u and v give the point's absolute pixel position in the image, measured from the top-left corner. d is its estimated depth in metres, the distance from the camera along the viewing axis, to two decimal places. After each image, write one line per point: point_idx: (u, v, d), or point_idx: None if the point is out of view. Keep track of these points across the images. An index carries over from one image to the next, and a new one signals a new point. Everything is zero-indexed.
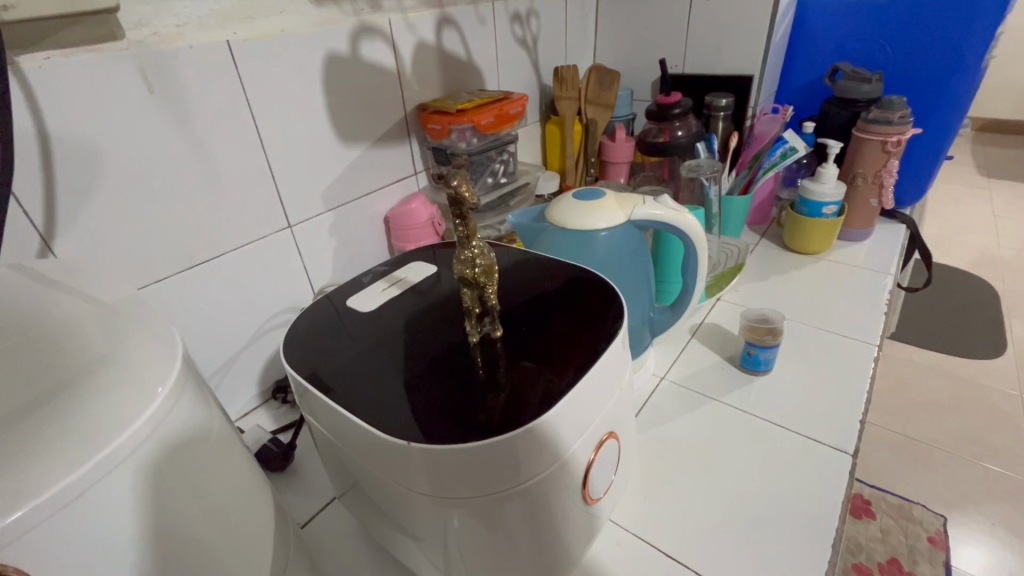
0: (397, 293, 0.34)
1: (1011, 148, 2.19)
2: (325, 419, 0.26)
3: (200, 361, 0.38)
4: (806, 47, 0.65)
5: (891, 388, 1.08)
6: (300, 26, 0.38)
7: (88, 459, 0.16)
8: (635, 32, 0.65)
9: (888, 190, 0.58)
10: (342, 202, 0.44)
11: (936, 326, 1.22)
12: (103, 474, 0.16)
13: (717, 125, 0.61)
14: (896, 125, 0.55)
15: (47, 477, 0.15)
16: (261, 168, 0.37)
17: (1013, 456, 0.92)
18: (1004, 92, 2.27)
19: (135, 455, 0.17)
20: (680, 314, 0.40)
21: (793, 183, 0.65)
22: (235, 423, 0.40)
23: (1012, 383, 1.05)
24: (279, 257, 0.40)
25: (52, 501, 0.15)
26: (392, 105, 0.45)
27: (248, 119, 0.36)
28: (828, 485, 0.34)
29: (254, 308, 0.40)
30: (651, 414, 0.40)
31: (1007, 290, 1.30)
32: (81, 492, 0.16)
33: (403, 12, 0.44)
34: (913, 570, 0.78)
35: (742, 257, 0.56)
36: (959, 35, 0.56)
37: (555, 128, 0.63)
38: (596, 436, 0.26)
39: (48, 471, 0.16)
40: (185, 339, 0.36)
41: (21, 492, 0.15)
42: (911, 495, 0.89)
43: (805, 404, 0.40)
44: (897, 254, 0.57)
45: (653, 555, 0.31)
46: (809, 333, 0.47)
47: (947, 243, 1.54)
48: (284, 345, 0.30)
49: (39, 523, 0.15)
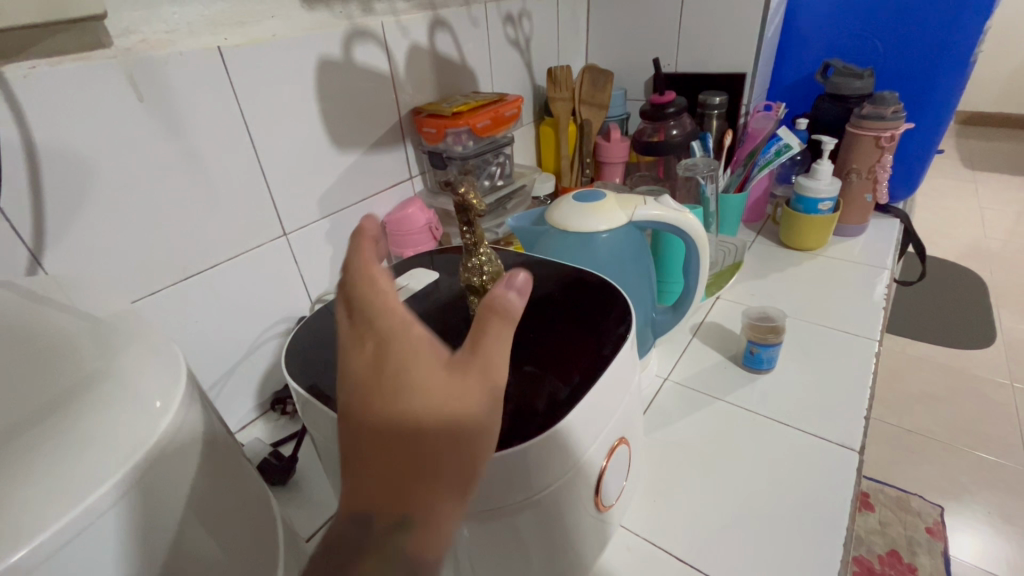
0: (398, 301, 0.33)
1: (996, 140, 2.22)
2: (328, 432, 0.26)
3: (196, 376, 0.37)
4: (797, 44, 0.65)
5: (886, 381, 1.09)
6: (292, 30, 0.37)
7: (103, 478, 0.15)
8: (627, 32, 0.65)
9: (882, 185, 0.58)
10: (338, 209, 0.43)
11: (929, 317, 1.23)
12: (121, 493, 0.16)
13: (711, 123, 0.61)
14: (889, 121, 0.55)
15: (62, 501, 0.15)
16: (255, 174, 0.37)
17: (1005, 444, 0.94)
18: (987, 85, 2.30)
19: (152, 471, 0.16)
20: (682, 314, 0.40)
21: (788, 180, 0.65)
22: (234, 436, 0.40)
23: (1004, 373, 1.06)
24: (275, 266, 0.40)
25: (72, 525, 0.14)
26: (386, 109, 0.44)
27: (240, 125, 0.35)
28: (836, 482, 0.34)
29: (251, 317, 0.39)
30: (655, 415, 0.40)
31: (997, 281, 1.32)
32: (99, 514, 0.15)
33: (396, 15, 0.43)
34: (913, 561, 0.79)
35: (739, 254, 0.56)
36: (949, 30, 0.56)
37: (549, 129, 0.62)
38: (608, 442, 0.26)
39: (61, 495, 0.15)
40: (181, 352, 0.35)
41: (32, 519, 0.14)
42: (908, 486, 0.90)
43: (809, 402, 0.40)
44: (892, 249, 0.57)
45: (664, 559, 0.31)
46: (810, 329, 0.47)
47: (937, 235, 1.55)
48: (285, 358, 0.29)
49: (64, 546, 0.14)
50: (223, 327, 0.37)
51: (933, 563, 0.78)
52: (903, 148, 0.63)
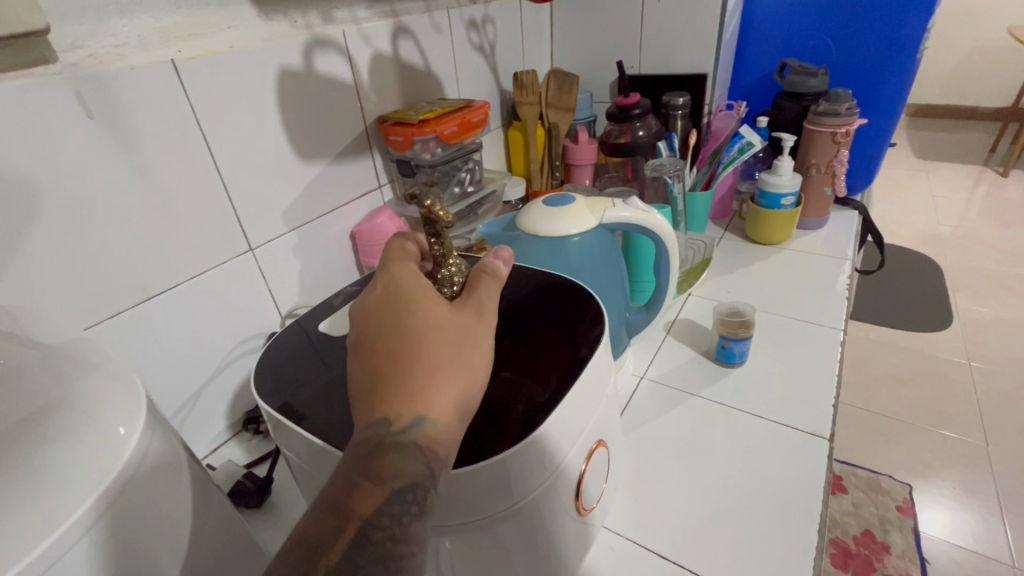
0: None
1: (944, 132, 2.33)
2: (302, 452, 0.25)
3: (161, 402, 0.35)
4: (755, 44, 0.67)
5: (854, 366, 1.12)
6: (250, 41, 0.36)
7: (62, 519, 0.15)
8: (590, 36, 0.66)
9: (840, 178, 0.60)
10: (305, 221, 0.42)
11: (891, 303, 1.28)
12: (81, 533, 0.16)
13: (676, 123, 0.62)
14: (844, 117, 0.58)
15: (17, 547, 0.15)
16: (216, 188, 0.35)
17: (964, 421, 0.99)
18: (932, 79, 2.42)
19: (109, 508, 0.16)
20: (656, 313, 0.41)
21: (751, 176, 0.67)
22: (205, 460, 0.38)
23: (960, 353, 1.12)
24: (242, 282, 0.39)
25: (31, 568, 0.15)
26: (352, 118, 0.44)
27: (199, 140, 0.34)
28: (810, 471, 0.35)
29: (219, 336, 0.38)
30: (633, 414, 0.40)
31: (950, 266, 1.39)
32: (56, 557, 0.15)
33: (357, 23, 0.43)
34: (885, 539, 0.81)
35: (708, 252, 0.57)
36: (896, 29, 0.59)
37: (518, 133, 0.62)
38: (587, 445, 0.26)
39: (18, 541, 0.15)
40: (146, 376, 0.34)
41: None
42: (879, 467, 0.93)
43: (782, 393, 0.41)
44: (851, 240, 0.60)
45: (648, 557, 0.31)
46: (779, 321, 0.49)
47: (894, 223, 1.62)
48: (255, 378, 0.28)
49: None
50: (189, 348, 0.36)
51: (904, 540, 0.81)
52: (858, 142, 0.65)
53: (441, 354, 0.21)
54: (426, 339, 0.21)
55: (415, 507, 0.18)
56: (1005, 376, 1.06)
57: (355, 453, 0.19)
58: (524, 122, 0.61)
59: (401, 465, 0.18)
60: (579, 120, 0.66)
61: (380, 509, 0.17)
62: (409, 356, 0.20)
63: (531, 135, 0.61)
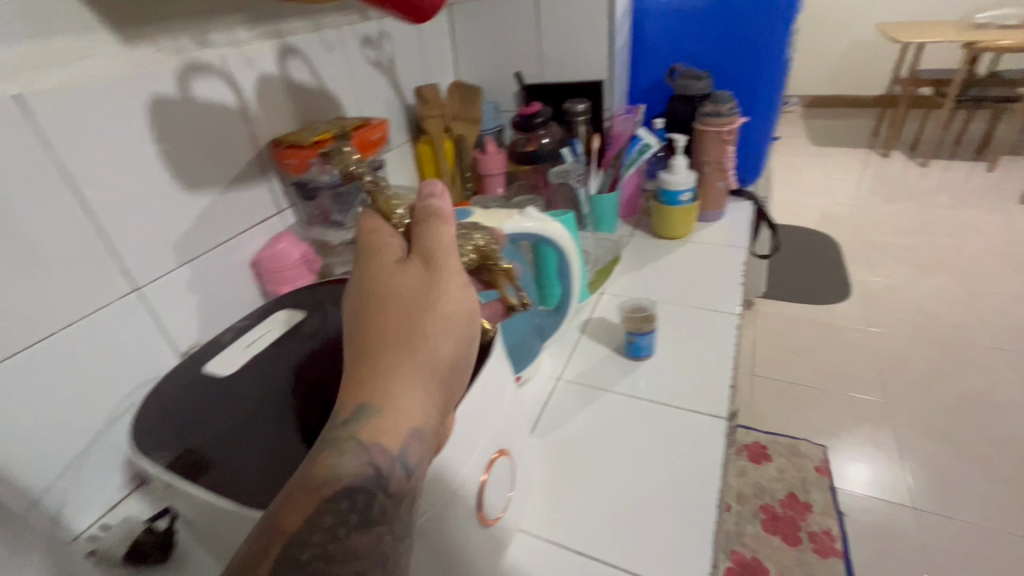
0: (262, 349, 0.33)
1: (831, 120, 2.57)
2: (193, 503, 0.25)
3: (41, 466, 0.32)
4: (647, 50, 0.71)
5: (771, 341, 1.21)
6: (114, 70, 0.34)
7: None
8: (489, 46, 0.67)
9: (729, 173, 0.65)
10: (197, 254, 0.40)
11: (797, 279, 1.39)
12: None
13: (580, 128, 0.64)
14: (726, 116, 0.62)
15: None
16: (85, 231, 0.33)
17: (868, 382, 1.09)
18: (817, 73, 2.67)
19: None
20: (564, 318, 0.42)
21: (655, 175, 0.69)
22: (102, 520, 0.36)
23: (859, 321, 1.24)
24: (129, 325, 0.36)
25: None
26: (241, 144, 0.42)
27: (60, 180, 0.31)
28: (710, 451, 0.37)
29: (104, 387, 0.35)
30: (550, 417, 0.42)
31: (845, 242, 1.53)
32: None
33: (238, 45, 0.41)
34: (807, 499, 0.88)
35: (616, 250, 0.63)
36: (765, 31, 0.64)
37: (427, 147, 0.62)
38: (486, 457, 0.27)
39: None
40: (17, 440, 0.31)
41: None
42: (797, 432, 1.00)
43: (684, 379, 0.43)
44: (746, 229, 0.65)
45: (566, 556, 0.32)
46: (682, 311, 0.52)
47: (796, 206, 1.76)
48: (134, 433, 0.27)
49: None
50: (83, 398, 0.34)
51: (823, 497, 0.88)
52: (745, 137, 0.71)
53: (399, 352, 0.20)
54: (387, 327, 0.21)
55: (354, 519, 0.18)
56: (899, 338, 1.19)
57: (310, 459, 0.19)
58: (431, 135, 0.61)
59: (339, 474, 0.18)
60: (488, 131, 0.67)
61: (311, 523, 0.18)
62: (366, 352, 0.20)
63: (439, 148, 0.62)
